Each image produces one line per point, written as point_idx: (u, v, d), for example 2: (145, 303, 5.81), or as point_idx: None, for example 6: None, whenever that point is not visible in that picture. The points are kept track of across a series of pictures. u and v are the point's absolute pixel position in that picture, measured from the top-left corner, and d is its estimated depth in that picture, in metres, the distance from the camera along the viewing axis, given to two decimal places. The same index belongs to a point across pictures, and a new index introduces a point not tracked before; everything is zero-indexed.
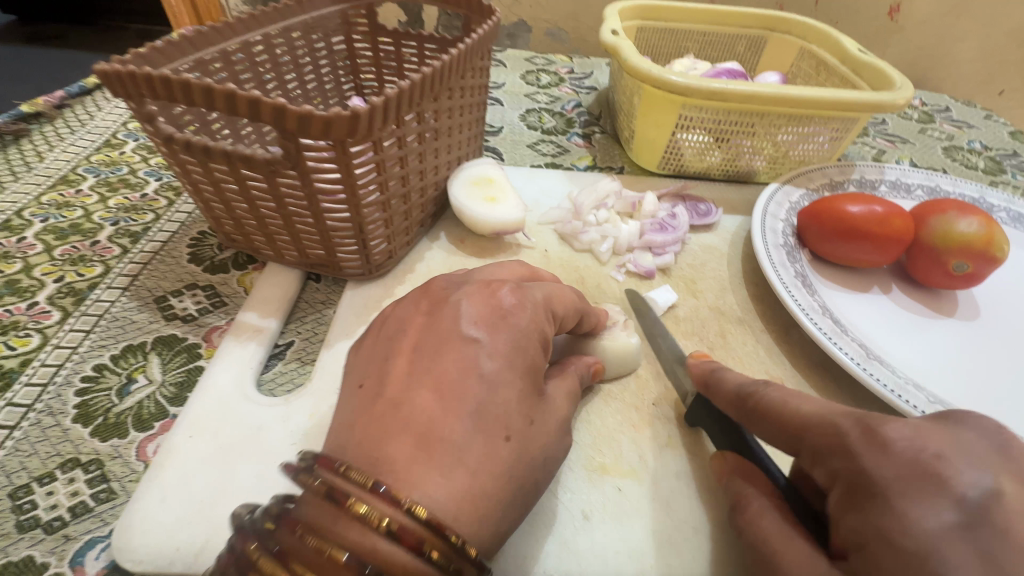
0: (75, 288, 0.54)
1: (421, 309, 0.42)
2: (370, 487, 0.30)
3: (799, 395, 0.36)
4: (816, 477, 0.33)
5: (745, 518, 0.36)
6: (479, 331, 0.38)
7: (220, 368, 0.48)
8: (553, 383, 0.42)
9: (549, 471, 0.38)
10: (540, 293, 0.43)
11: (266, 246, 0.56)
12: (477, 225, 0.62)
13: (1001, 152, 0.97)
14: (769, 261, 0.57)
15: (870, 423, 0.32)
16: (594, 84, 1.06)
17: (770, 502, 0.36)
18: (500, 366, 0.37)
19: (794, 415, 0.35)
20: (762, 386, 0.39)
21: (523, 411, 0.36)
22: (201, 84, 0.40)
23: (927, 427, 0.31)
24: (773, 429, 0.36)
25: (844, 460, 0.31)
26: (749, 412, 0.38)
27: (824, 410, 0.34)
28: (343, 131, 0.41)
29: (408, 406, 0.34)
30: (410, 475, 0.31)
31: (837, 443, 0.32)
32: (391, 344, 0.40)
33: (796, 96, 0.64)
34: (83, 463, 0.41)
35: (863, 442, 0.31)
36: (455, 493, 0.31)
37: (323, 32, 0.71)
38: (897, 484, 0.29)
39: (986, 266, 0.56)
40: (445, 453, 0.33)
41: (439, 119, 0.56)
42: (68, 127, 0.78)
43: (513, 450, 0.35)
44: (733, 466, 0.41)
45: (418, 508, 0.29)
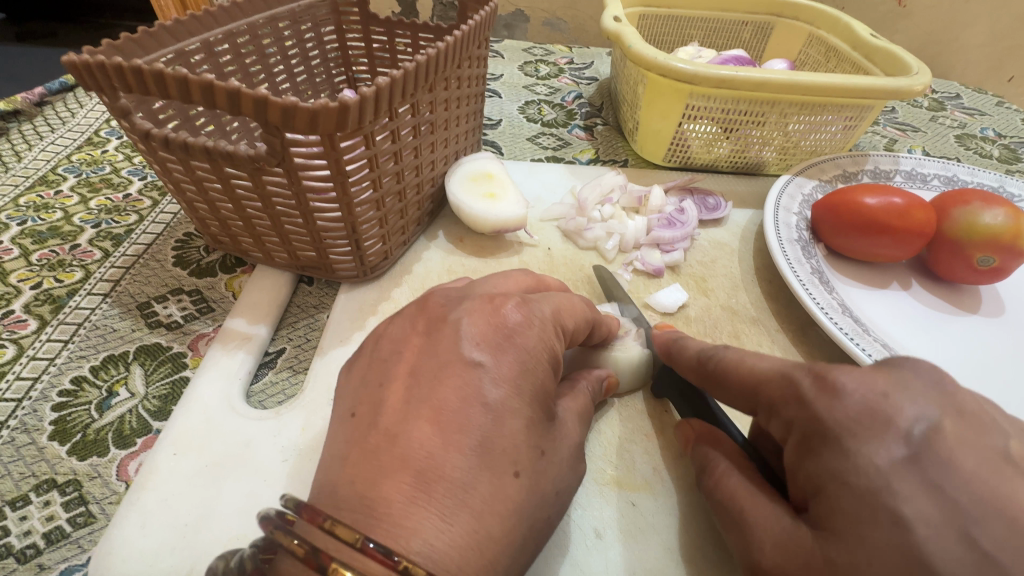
0: (53, 295, 0.51)
1: (418, 328, 0.39)
2: (358, 546, 0.27)
3: (753, 351, 0.36)
4: (772, 431, 0.34)
5: (714, 479, 0.37)
6: (483, 354, 0.35)
7: (207, 380, 0.45)
8: (563, 402, 0.40)
9: (561, 495, 0.35)
10: (548, 303, 0.40)
11: (254, 248, 0.53)
12: (477, 223, 0.59)
13: (1016, 140, 0.94)
14: (785, 259, 0.55)
15: (820, 369, 0.32)
16: (594, 74, 1.03)
17: (734, 463, 0.37)
18: (505, 394, 0.34)
19: (749, 372, 0.35)
20: (721, 348, 0.39)
21: (531, 441, 0.34)
22: (176, 75, 0.37)
23: (874, 368, 0.31)
24: (729, 385, 0.37)
25: (796, 408, 0.32)
26: (709, 374, 0.38)
27: (780, 363, 0.34)
28: (331, 124, 0.38)
29: (405, 442, 0.32)
30: (407, 522, 0.29)
31: (791, 394, 0.32)
32: (386, 368, 0.37)
33: (809, 83, 0.61)
34: (59, 484, 0.38)
35: (815, 389, 0.31)
36: (457, 539, 0.29)
37: (311, 21, 0.68)
38: (849, 425, 0.29)
39: (1012, 259, 0.53)
40: (446, 492, 0.30)
41: (435, 111, 0.53)
42: (48, 124, 0.75)
43: (522, 488, 0.32)
44: (699, 432, 0.41)
45: (414, 567, 0.27)
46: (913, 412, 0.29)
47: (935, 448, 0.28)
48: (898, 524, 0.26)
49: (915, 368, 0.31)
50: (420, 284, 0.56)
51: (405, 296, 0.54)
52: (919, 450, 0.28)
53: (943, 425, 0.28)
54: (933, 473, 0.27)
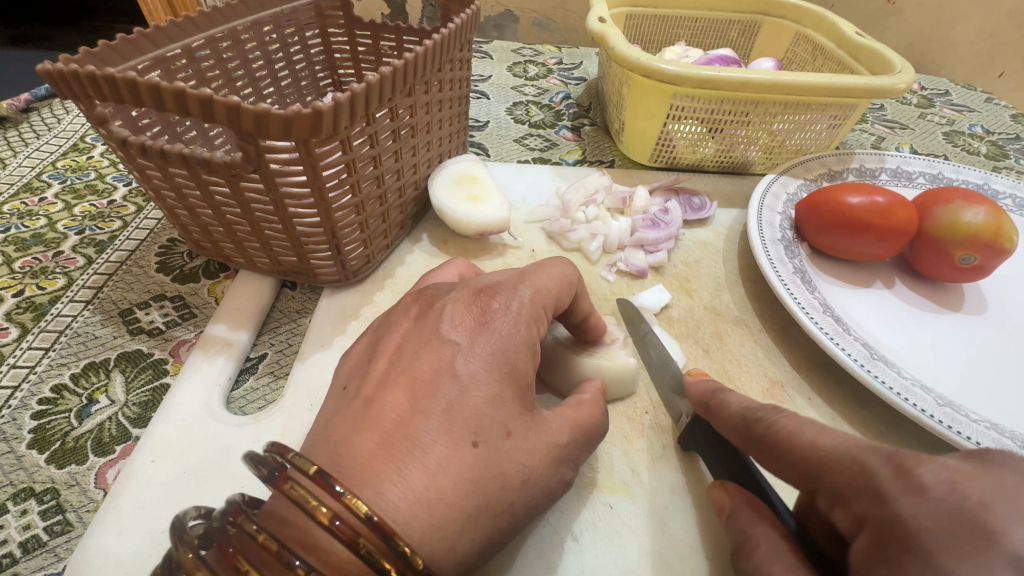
0: (35, 303, 0.51)
1: (411, 313, 0.39)
2: (311, 474, 0.27)
3: (814, 422, 0.32)
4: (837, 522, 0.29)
5: (752, 563, 0.32)
6: (459, 334, 0.36)
7: (187, 387, 0.45)
8: (557, 410, 0.38)
9: (530, 483, 0.33)
10: (529, 288, 0.39)
11: (236, 254, 0.53)
12: (460, 225, 0.59)
13: (1004, 137, 0.94)
14: (767, 258, 0.55)
15: (903, 459, 0.27)
16: (583, 74, 1.03)
17: (786, 548, 0.31)
18: (476, 368, 0.34)
19: (813, 448, 0.31)
20: (772, 410, 0.35)
21: (500, 417, 0.33)
22: (148, 83, 0.37)
23: (972, 467, 0.26)
24: (784, 461, 0.32)
25: (871, 504, 0.27)
26: (760, 441, 0.34)
27: (849, 444, 0.29)
28: (305, 130, 0.38)
29: (378, 406, 0.33)
30: (365, 471, 0.30)
31: (864, 485, 0.27)
32: (376, 344, 0.38)
33: (792, 83, 0.61)
34: (37, 493, 0.38)
35: (897, 483, 0.26)
36: (410, 494, 0.29)
37: (296, 26, 0.68)
38: (939, 536, 0.24)
39: (994, 257, 0.53)
40: (407, 451, 0.31)
41: (416, 114, 0.53)
42: (34, 131, 0.75)
43: (481, 457, 0.32)
44: (738, 501, 0.36)
45: (358, 502, 0.27)
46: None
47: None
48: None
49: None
50: (403, 287, 0.56)
51: (388, 300, 0.54)
52: None
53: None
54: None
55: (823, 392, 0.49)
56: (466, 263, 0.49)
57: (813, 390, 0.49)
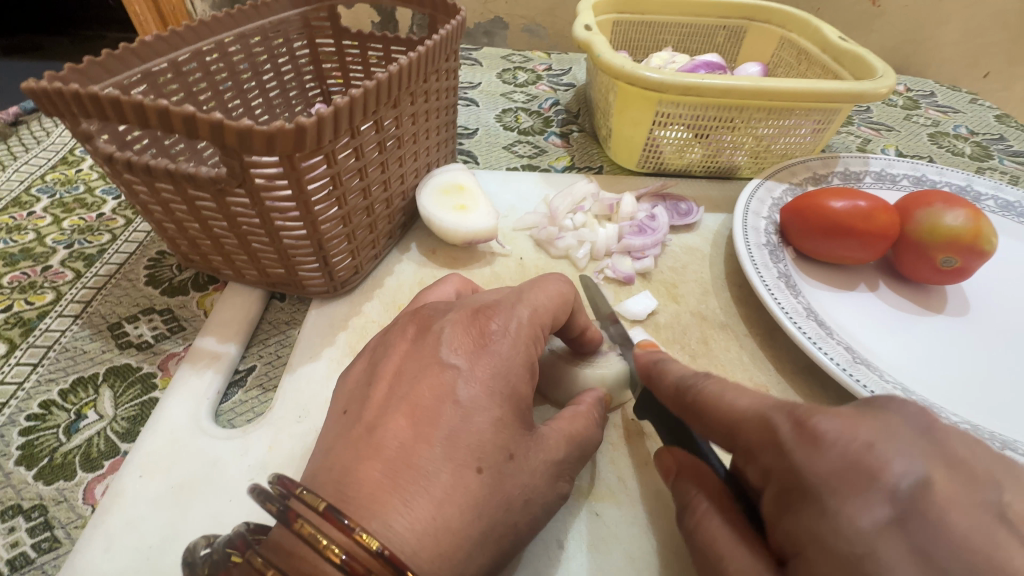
0: (24, 318, 0.51)
1: (408, 334, 0.40)
2: (321, 510, 0.28)
3: (736, 386, 0.33)
4: (751, 475, 0.32)
5: (694, 520, 0.34)
6: (461, 359, 0.36)
7: (175, 401, 0.45)
8: (554, 423, 0.38)
9: (533, 505, 0.34)
10: (529, 307, 0.40)
11: (225, 266, 0.53)
12: (447, 234, 0.59)
13: (988, 137, 0.95)
14: (751, 263, 0.55)
15: (800, 414, 0.29)
16: (572, 80, 1.03)
17: (716, 503, 0.34)
18: (477, 393, 0.35)
19: (728, 410, 0.32)
20: (701, 377, 0.36)
21: (501, 442, 0.33)
22: (131, 101, 0.37)
23: (860, 413, 0.29)
24: (705, 422, 0.34)
25: (773, 457, 0.30)
26: (688, 407, 0.35)
27: (760, 402, 0.31)
28: (289, 145, 0.39)
29: (382, 432, 0.33)
30: (372, 503, 0.30)
31: (770, 438, 0.30)
32: (376, 366, 0.38)
33: (775, 89, 0.62)
34: (25, 509, 0.38)
35: (795, 435, 0.29)
36: (416, 523, 0.29)
37: (284, 37, 0.68)
38: (831, 481, 0.27)
39: (974, 259, 0.54)
40: (411, 479, 0.31)
41: (402, 125, 0.53)
42: (23, 144, 0.75)
43: (485, 483, 0.32)
44: (682, 465, 0.38)
45: (369, 538, 0.27)
46: (901, 466, 0.26)
47: (924, 509, 0.25)
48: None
49: (902, 411, 0.29)
50: (391, 298, 0.56)
51: (376, 310, 0.55)
52: (905, 511, 0.25)
53: (936, 479, 0.26)
54: (921, 537, 0.25)
55: (807, 395, 0.50)
56: (463, 278, 0.50)
57: (797, 393, 0.50)
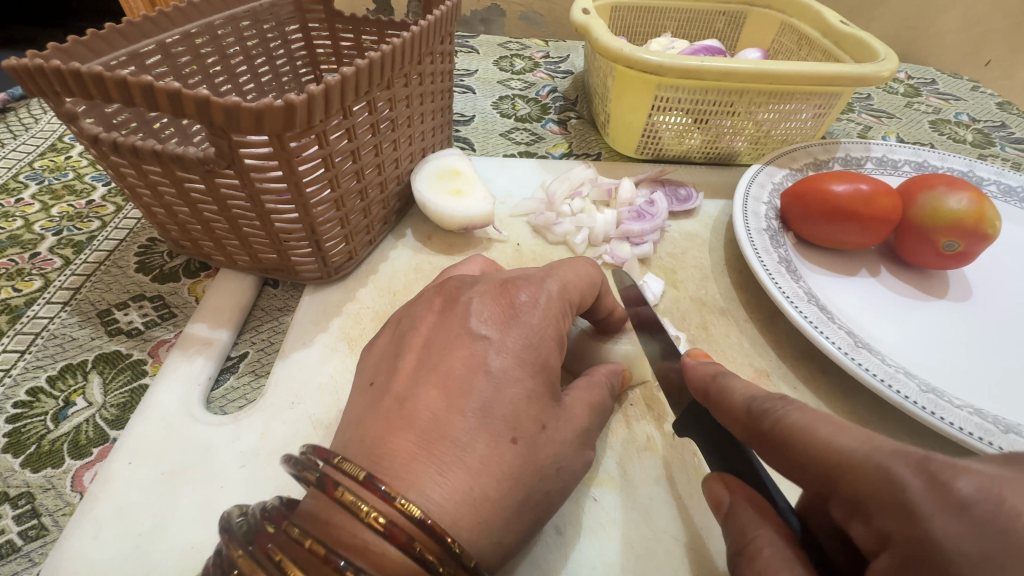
0: (11, 305, 0.50)
1: (435, 306, 0.39)
2: (362, 479, 0.28)
3: (830, 420, 0.28)
4: (853, 532, 0.26)
5: (757, 570, 0.29)
6: (491, 330, 0.35)
7: (166, 386, 0.44)
8: (572, 391, 0.38)
9: (563, 475, 0.33)
10: (557, 282, 0.39)
11: (216, 252, 0.52)
12: (443, 219, 0.59)
13: (990, 124, 0.94)
14: (751, 248, 0.54)
15: (936, 469, 0.23)
16: (570, 67, 1.02)
17: (786, 552, 0.29)
18: (509, 363, 0.34)
19: (826, 450, 0.27)
20: (782, 403, 0.30)
21: (534, 413, 0.33)
22: (115, 77, 0.36)
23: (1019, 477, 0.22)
24: (794, 463, 0.29)
25: (900, 522, 0.23)
26: (768, 437, 0.30)
27: (871, 445, 0.25)
28: (278, 124, 0.38)
29: (414, 404, 0.32)
30: (406, 473, 0.29)
31: (889, 494, 0.24)
32: (403, 339, 0.37)
33: (776, 72, 0.61)
34: (11, 497, 0.37)
35: (930, 498, 0.23)
36: (454, 493, 0.29)
37: (275, 20, 0.67)
38: (985, 568, 0.20)
39: (978, 243, 0.53)
40: (446, 450, 0.30)
41: (396, 108, 0.52)
42: (10, 131, 0.74)
43: (521, 455, 0.31)
44: (740, 497, 0.33)
45: (411, 506, 0.27)
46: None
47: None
48: None
49: None
50: (386, 284, 0.55)
51: (370, 296, 0.54)
52: None
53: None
54: None
55: (809, 380, 0.49)
56: (488, 259, 0.49)
57: (799, 379, 0.49)
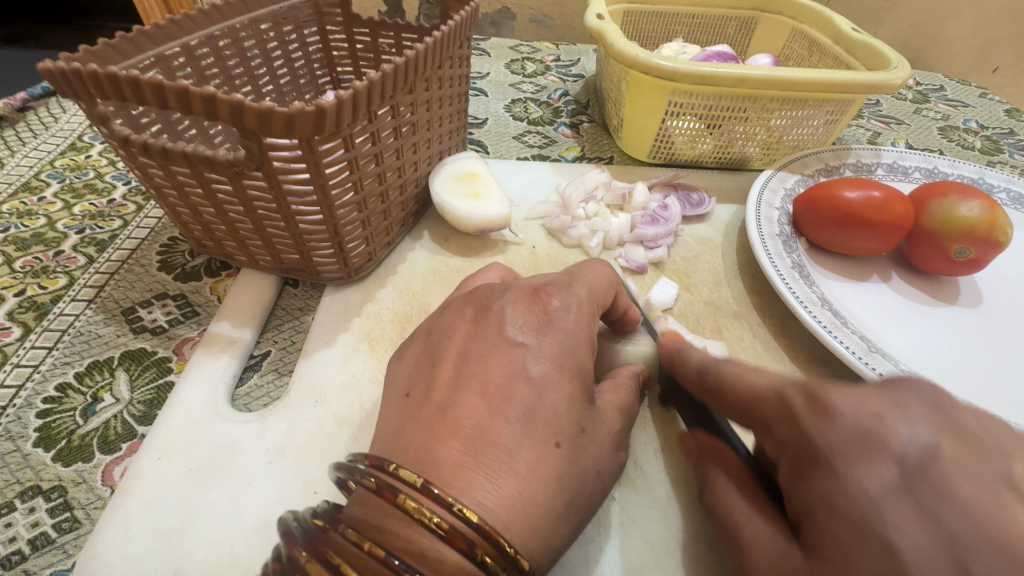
0: (37, 302, 0.51)
1: (466, 316, 0.39)
2: (421, 487, 0.28)
3: (753, 367, 0.36)
4: (767, 449, 0.34)
5: (714, 495, 0.36)
6: (527, 337, 0.36)
7: (192, 383, 0.45)
8: (601, 395, 0.38)
9: (601, 478, 0.34)
10: (583, 286, 0.40)
11: (238, 252, 0.53)
12: (461, 222, 0.59)
13: (998, 131, 0.95)
14: (765, 253, 0.55)
15: (814, 391, 0.32)
16: (581, 71, 1.03)
17: (735, 480, 0.36)
18: (547, 369, 0.35)
19: (748, 388, 0.35)
20: (721, 360, 0.38)
21: (575, 417, 0.34)
22: (151, 81, 0.37)
23: (870, 392, 0.32)
24: (722, 401, 0.36)
25: (790, 431, 0.32)
26: (709, 388, 0.37)
27: (776, 381, 0.34)
28: (308, 128, 0.38)
29: (456, 412, 0.33)
30: (457, 480, 0.30)
31: (785, 412, 0.32)
32: (434, 341, 0.38)
33: (789, 79, 0.62)
34: (44, 490, 0.38)
35: (808, 410, 0.31)
36: (503, 498, 0.30)
37: (294, 24, 0.67)
38: (841, 449, 0.29)
39: (988, 250, 0.54)
40: (494, 456, 0.31)
41: (417, 112, 0.53)
42: (30, 130, 0.75)
43: (564, 458, 0.32)
44: (703, 446, 0.39)
45: (468, 511, 0.28)
46: (909, 437, 0.29)
47: (929, 475, 0.28)
48: (888, 552, 0.26)
49: (914, 390, 0.32)
50: (405, 285, 0.56)
51: (389, 297, 0.54)
52: (911, 476, 0.28)
53: (940, 449, 0.29)
54: (927, 500, 0.27)
55: None
56: (504, 265, 0.49)
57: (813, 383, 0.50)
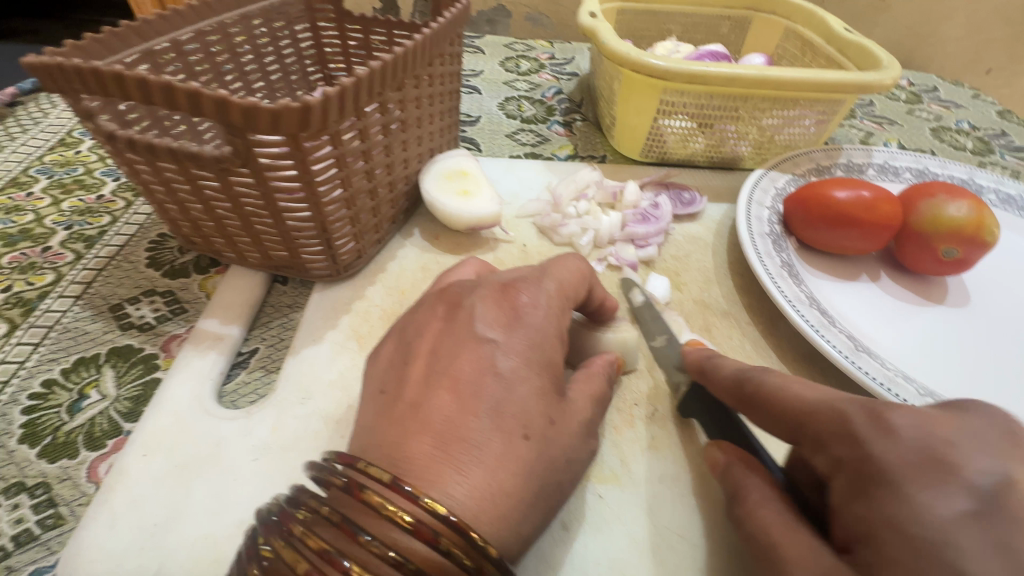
0: (24, 298, 0.51)
1: (439, 313, 0.39)
2: (387, 482, 0.28)
3: (799, 380, 0.37)
4: (817, 465, 0.33)
5: (745, 509, 0.35)
6: (495, 333, 0.36)
7: (179, 380, 0.45)
8: (573, 385, 0.38)
9: (577, 470, 0.34)
10: (554, 281, 0.40)
11: (227, 248, 0.53)
12: (450, 219, 0.59)
13: (990, 132, 0.95)
14: (755, 252, 0.55)
15: (875, 407, 0.32)
16: (575, 69, 1.03)
17: (770, 492, 0.35)
18: (516, 364, 0.35)
19: (796, 400, 0.35)
20: (762, 371, 0.39)
21: (544, 409, 0.34)
22: (135, 76, 0.36)
23: (935, 415, 0.31)
24: (771, 417, 0.37)
25: (850, 447, 0.31)
26: (750, 398, 0.38)
27: (828, 396, 0.34)
28: (294, 124, 0.38)
29: (427, 408, 0.33)
30: (427, 473, 0.30)
31: (841, 427, 0.32)
32: (418, 338, 0.38)
33: (780, 78, 0.62)
34: (28, 487, 0.38)
35: (870, 426, 0.31)
36: (476, 490, 0.30)
37: (285, 20, 0.67)
38: (905, 469, 0.29)
39: (976, 250, 0.54)
40: (463, 450, 0.31)
41: (406, 109, 0.53)
42: (20, 125, 0.74)
43: (533, 449, 0.32)
44: (730, 456, 0.39)
45: (435, 505, 0.27)
46: (980, 464, 0.28)
47: (1005, 504, 0.26)
48: None
49: (981, 414, 0.31)
50: (394, 282, 0.56)
51: (379, 294, 0.54)
52: (985, 504, 0.27)
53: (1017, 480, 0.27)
54: (1002, 530, 0.26)
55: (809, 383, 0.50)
56: (480, 260, 0.49)
57: None
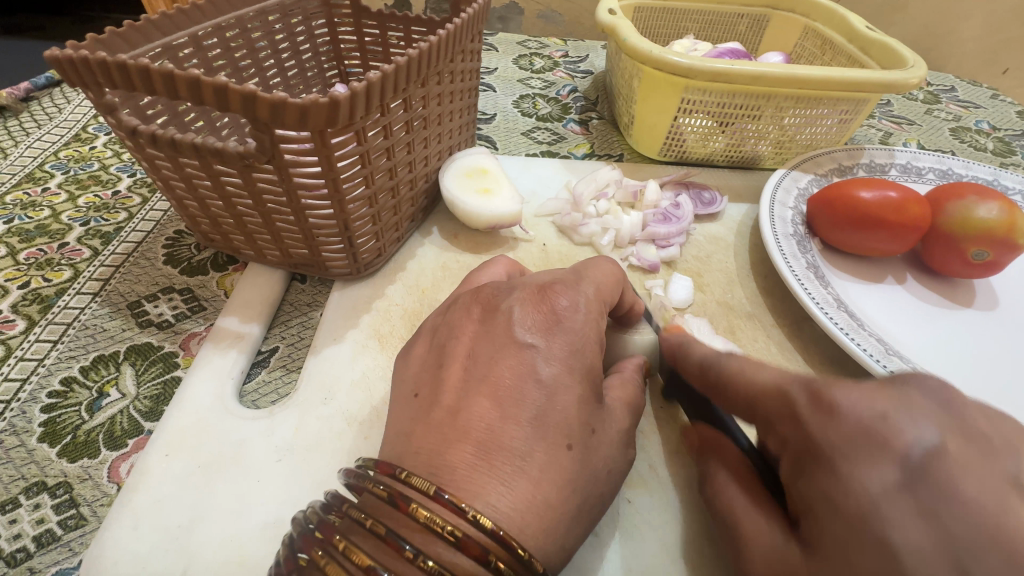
0: (42, 295, 0.51)
1: (473, 315, 0.39)
2: (432, 494, 0.28)
3: (756, 363, 0.37)
4: (771, 445, 0.35)
5: (714, 489, 0.37)
6: (535, 338, 0.35)
7: (200, 379, 0.44)
8: (609, 391, 0.37)
9: (614, 476, 0.34)
10: (590, 284, 0.39)
11: (245, 246, 0.52)
12: (471, 218, 0.59)
13: (1011, 133, 0.94)
14: (780, 253, 0.54)
15: (817, 386, 0.33)
16: (590, 67, 1.02)
17: (735, 473, 0.37)
18: (558, 371, 0.34)
19: (748, 384, 0.36)
20: (724, 355, 0.40)
21: (585, 417, 0.33)
22: (162, 69, 0.36)
23: (875, 389, 0.31)
24: (731, 399, 0.38)
25: (794, 428, 0.32)
26: (713, 383, 0.39)
27: (778, 377, 0.35)
28: (322, 120, 0.38)
29: (466, 415, 0.32)
30: (470, 484, 0.29)
31: (787, 409, 0.33)
32: (448, 342, 0.37)
33: (806, 77, 0.61)
34: (49, 487, 0.38)
35: (810, 406, 0.32)
36: (519, 502, 0.29)
37: (303, 15, 0.66)
38: (842, 446, 0.29)
39: (1007, 253, 0.53)
40: (507, 460, 0.30)
41: (428, 105, 0.52)
42: (34, 120, 0.74)
43: (576, 460, 0.32)
44: (706, 441, 0.40)
45: (482, 518, 0.27)
46: (913, 435, 0.28)
47: (933, 475, 0.27)
48: (887, 554, 0.26)
49: (922, 386, 0.31)
50: (414, 281, 0.55)
51: (399, 293, 0.54)
52: (913, 475, 0.27)
53: (948, 449, 0.28)
54: (926, 499, 0.27)
55: None
56: (510, 260, 0.49)
57: None
